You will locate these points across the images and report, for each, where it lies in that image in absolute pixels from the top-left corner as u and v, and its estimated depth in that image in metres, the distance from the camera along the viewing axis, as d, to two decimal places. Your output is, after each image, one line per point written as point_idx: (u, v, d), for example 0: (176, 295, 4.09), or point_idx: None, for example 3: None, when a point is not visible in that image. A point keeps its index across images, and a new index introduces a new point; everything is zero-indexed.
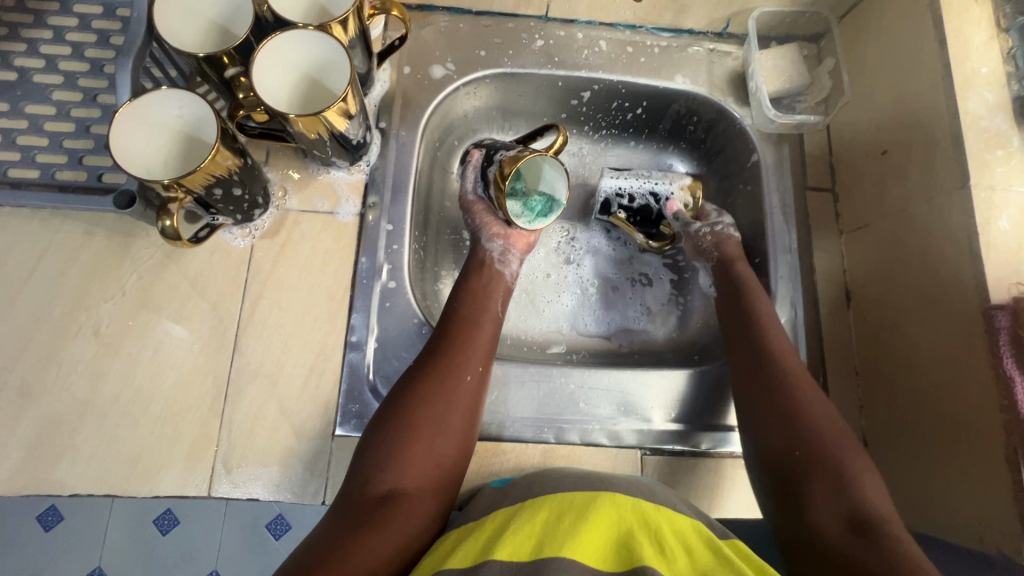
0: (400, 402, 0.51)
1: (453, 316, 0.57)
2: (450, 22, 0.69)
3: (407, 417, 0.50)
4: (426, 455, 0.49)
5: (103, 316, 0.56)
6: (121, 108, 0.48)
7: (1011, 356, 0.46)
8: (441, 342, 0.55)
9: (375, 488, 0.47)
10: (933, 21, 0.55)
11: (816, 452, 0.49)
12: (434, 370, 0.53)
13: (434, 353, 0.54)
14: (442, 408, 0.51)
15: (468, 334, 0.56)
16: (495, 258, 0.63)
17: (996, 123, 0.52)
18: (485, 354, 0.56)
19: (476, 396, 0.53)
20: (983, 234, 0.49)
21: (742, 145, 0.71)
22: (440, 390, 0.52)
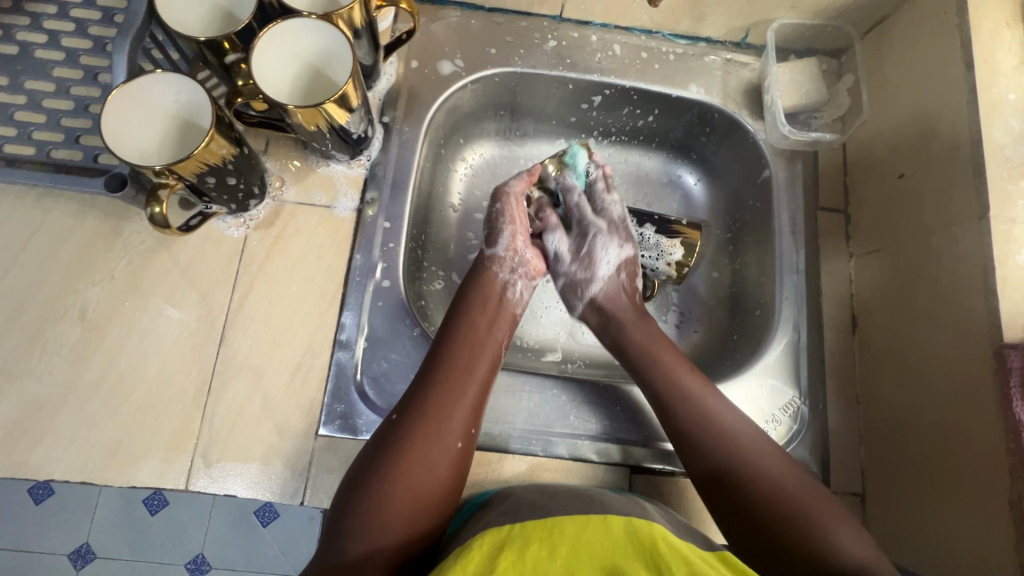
0: (377, 455, 0.46)
1: (441, 361, 0.52)
2: (461, 18, 0.68)
3: (385, 477, 0.44)
4: (403, 512, 0.44)
5: (91, 300, 0.55)
6: (113, 93, 0.47)
7: (1020, 398, 0.44)
8: (424, 391, 0.49)
9: (348, 554, 0.42)
10: (961, 43, 0.53)
11: (784, 502, 0.46)
12: (415, 425, 0.47)
13: (417, 403, 0.49)
14: (423, 471, 0.45)
15: (457, 382, 0.50)
16: (507, 262, 0.60)
17: (1021, 152, 0.49)
18: (473, 408, 0.50)
19: (461, 457, 0.48)
20: (1000, 268, 0.47)
21: (754, 160, 0.69)
22: (420, 450, 0.46)
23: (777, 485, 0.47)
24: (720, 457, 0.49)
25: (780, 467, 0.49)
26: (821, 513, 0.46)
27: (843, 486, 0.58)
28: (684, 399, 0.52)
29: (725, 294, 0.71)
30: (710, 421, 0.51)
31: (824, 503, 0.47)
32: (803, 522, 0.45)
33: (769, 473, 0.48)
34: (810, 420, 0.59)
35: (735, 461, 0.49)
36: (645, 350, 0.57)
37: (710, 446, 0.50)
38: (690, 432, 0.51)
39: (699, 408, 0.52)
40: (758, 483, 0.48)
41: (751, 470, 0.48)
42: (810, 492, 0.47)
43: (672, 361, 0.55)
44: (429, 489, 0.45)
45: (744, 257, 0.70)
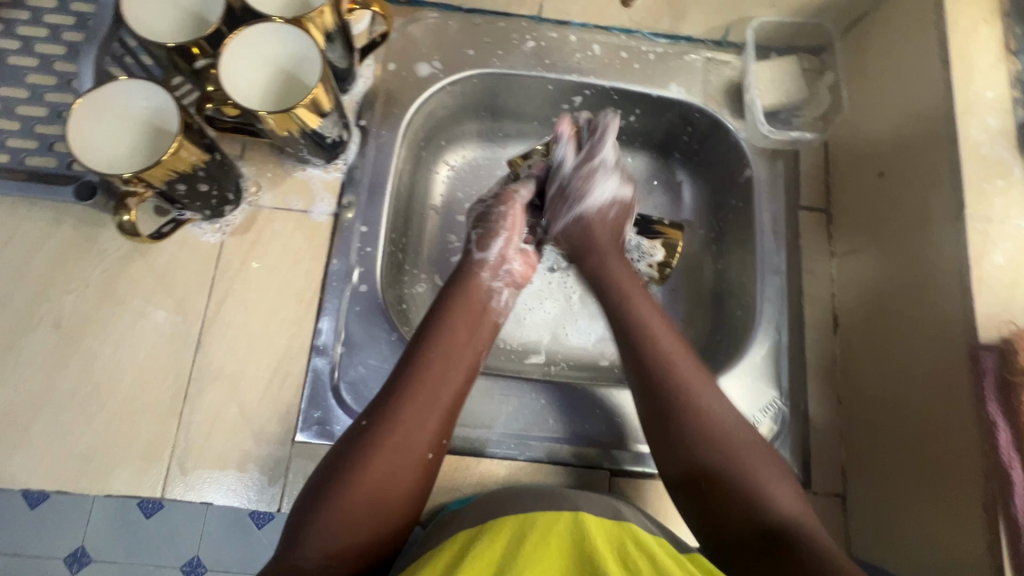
0: (343, 463, 0.45)
1: (416, 366, 0.50)
2: (439, 19, 0.67)
3: (349, 484, 0.44)
4: (363, 520, 0.43)
5: (66, 308, 0.55)
6: (76, 105, 0.46)
7: (995, 400, 0.44)
8: (396, 397, 0.48)
9: (304, 560, 0.41)
10: (938, 40, 0.53)
11: (717, 459, 0.46)
12: (384, 433, 0.46)
13: (389, 410, 0.47)
14: (388, 480, 0.45)
15: (431, 390, 0.49)
16: (491, 266, 0.60)
17: (997, 150, 0.49)
18: (445, 417, 0.49)
19: (428, 468, 0.47)
20: (975, 267, 0.47)
21: (735, 159, 0.68)
22: (387, 459, 0.45)
23: (719, 434, 0.47)
24: (686, 420, 0.48)
25: (736, 431, 0.48)
26: (767, 477, 0.46)
27: (823, 487, 0.58)
28: (665, 363, 0.51)
29: (708, 295, 0.71)
30: (686, 394, 0.49)
31: (780, 478, 0.46)
32: (746, 488, 0.45)
33: (724, 434, 0.47)
34: (790, 421, 0.59)
35: (697, 422, 0.48)
36: (629, 311, 0.55)
37: (675, 392, 0.49)
38: (664, 391, 0.50)
39: (678, 379, 0.50)
40: (722, 444, 0.47)
41: (702, 425, 0.48)
42: (764, 463, 0.47)
43: (660, 331, 0.53)
44: (392, 500, 0.45)
45: (727, 257, 0.70)
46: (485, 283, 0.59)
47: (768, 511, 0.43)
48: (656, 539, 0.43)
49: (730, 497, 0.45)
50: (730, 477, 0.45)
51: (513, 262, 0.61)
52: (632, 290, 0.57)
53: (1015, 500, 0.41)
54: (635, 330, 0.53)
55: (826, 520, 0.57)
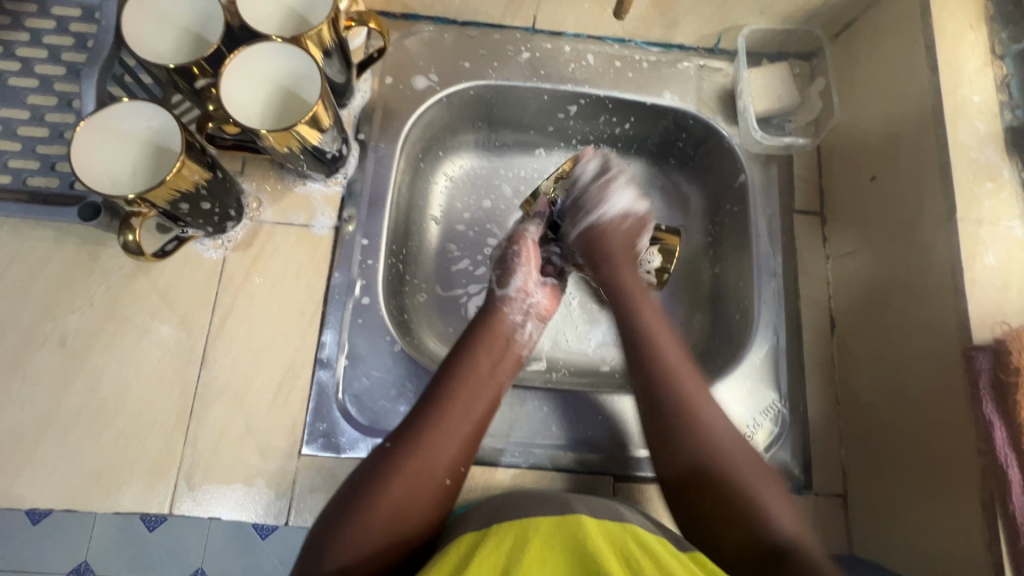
0: (367, 479, 0.47)
1: (440, 392, 0.52)
2: (434, 32, 0.68)
3: (371, 500, 0.45)
4: (381, 536, 0.44)
5: (71, 327, 0.55)
6: (76, 135, 0.47)
7: (990, 398, 0.44)
8: (421, 421, 0.50)
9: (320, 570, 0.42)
10: (926, 45, 0.54)
11: (726, 484, 0.49)
12: (408, 453, 0.48)
13: (413, 433, 0.49)
14: (408, 499, 0.46)
15: (454, 416, 0.51)
16: (515, 302, 0.61)
17: (985, 154, 0.50)
18: (467, 443, 0.50)
19: (447, 491, 0.48)
20: (968, 270, 0.48)
21: (729, 164, 0.69)
22: (408, 479, 0.47)
23: (731, 462, 0.50)
24: (689, 440, 0.50)
25: (739, 455, 0.50)
26: (767, 496, 0.48)
27: (825, 487, 0.58)
28: (679, 393, 0.52)
29: (706, 299, 0.72)
30: (692, 423, 0.51)
31: (785, 504, 0.48)
32: (749, 505, 0.47)
33: (734, 460, 0.50)
34: (790, 423, 0.60)
35: (708, 443, 0.50)
36: (646, 338, 0.56)
37: (689, 425, 0.51)
38: (672, 421, 0.51)
39: (692, 412, 0.51)
40: (726, 470, 0.49)
41: (726, 465, 0.49)
42: (765, 485, 0.49)
43: (675, 362, 0.55)
44: (410, 519, 0.46)
45: (724, 261, 0.71)
46: (509, 320, 0.59)
47: (769, 534, 0.46)
48: (660, 541, 0.44)
49: (733, 515, 0.47)
50: (740, 498, 0.48)
51: (536, 296, 0.62)
52: (644, 315, 0.59)
53: (1012, 497, 0.42)
54: (658, 363, 0.54)
55: (828, 520, 0.57)
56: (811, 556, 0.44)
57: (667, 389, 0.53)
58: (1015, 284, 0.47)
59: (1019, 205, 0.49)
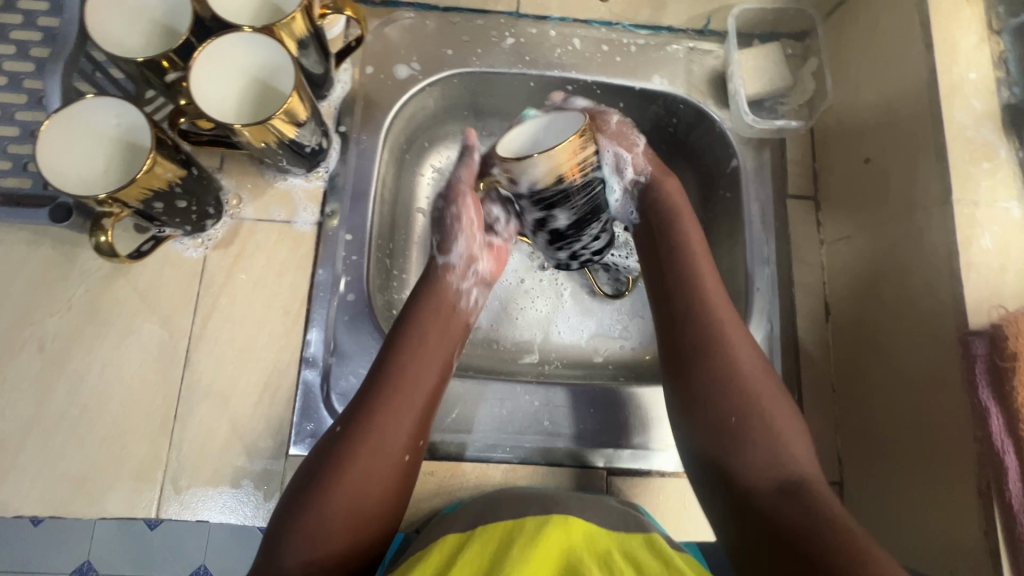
0: (317, 473, 0.44)
1: (388, 370, 0.49)
2: (415, 19, 0.66)
3: (326, 493, 0.43)
4: (343, 529, 0.43)
5: (50, 331, 0.54)
6: (38, 165, 0.45)
7: (986, 385, 0.43)
8: (369, 402, 0.47)
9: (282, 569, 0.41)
10: (921, 22, 0.52)
11: (745, 417, 0.45)
12: (358, 439, 0.45)
13: (361, 415, 0.46)
14: (365, 486, 0.44)
15: (405, 395, 0.48)
16: (457, 267, 0.56)
17: (982, 133, 0.49)
18: (420, 418, 0.48)
19: (406, 469, 0.47)
20: (964, 253, 0.46)
21: (721, 149, 0.68)
22: (365, 466, 0.44)
23: (742, 376, 0.47)
24: (706, 364, 0.48)
25: (760, 384, 0.47)
26: (784, 426, 0.45)
27: None
28: (708, 324, 0.49)
29: None
30: (712, 330, 0.49)
31: (806, 446, 0.45)
32: (768, 436, 0.45)
33: (757, 391, 0.46)
34: None
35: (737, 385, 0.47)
36: (683, 267, 0.52)
37: (705, 356, 0.48)
38: (694, 327, 0.49)
39: (717, 334, 0.48)
40: (751, 399, 0.46)
41: (737, 378, 0.47)
42: (784, 416, 0.46)
43: (709, 283, 0.51)
44: (371, 505, 0.44)
45: (717, 248, 0.69)
46: (454, 286, 0.55)
47: (790, 468, 0.43)
48: (642, 541, 0.44)
49: (746, 454, 0.44)
50: (748, 424, 0.45)
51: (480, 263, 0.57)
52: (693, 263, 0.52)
53: (1009, 486, 0.41)
54: (693, 285, 0.51)
55: None
56: (826, 494, 0.41)
57: (694, 328, 0.49)
58: (1013, 267, 0.46)
59: (1017, 185, 0.48)
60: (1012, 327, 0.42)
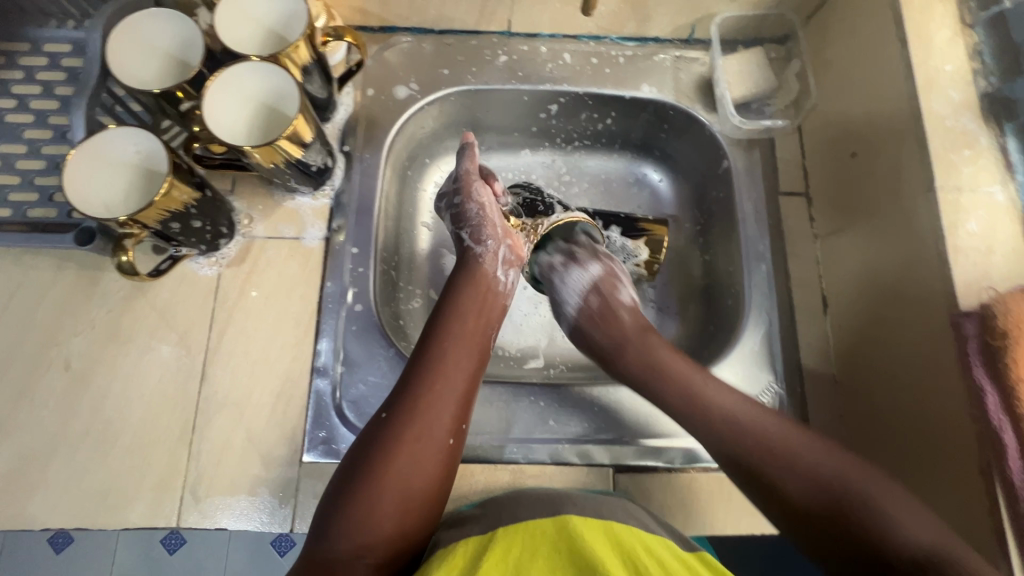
0: (365, 454, 0.46)
1: (428, 359, 0.51)
2: (413, 42, 0.69)
3: (375, 476, 0.45)
4: (393, 510, 0.44)
5: (75, 350, 0.57)
6: (76, 201, 0.49)
7: (980, 364, 0.44)
8: (412, 388, 0.49)
9: (336, 552, 0.42)
10: (895, 20, 0.54)
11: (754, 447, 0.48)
12: (404, 423, 0.47)
13: (407, 401, 0.48)
14: (415, 470, 0.46)
15: (446, 379, 0.50)
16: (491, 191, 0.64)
17: (962, 121, 0.50)
18: (462, 403, 0.50)
19: (449, 453, 0.48)
20: (950, 237, 0.48)
21: (712, 152, 0.70)
22: (411, 448, 0.46)
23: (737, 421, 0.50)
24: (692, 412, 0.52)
25: (776, 429, 0.48)
26: (806, 463, 0.46)
27: None
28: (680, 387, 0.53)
29: (698, 286, 0.72)
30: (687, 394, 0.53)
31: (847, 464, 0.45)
32: (789, 466, 0.46)
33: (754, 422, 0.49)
34: (786, 405, 0.60)
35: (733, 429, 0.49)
36: (642, 350, 0.57)
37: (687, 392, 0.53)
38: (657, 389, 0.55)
39: (696, 403, 0.52)
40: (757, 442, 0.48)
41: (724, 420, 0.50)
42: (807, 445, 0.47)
43: (666, 358, 0.56)
44: (420, 486, 0.46)
45: (714, 248, 0.71)
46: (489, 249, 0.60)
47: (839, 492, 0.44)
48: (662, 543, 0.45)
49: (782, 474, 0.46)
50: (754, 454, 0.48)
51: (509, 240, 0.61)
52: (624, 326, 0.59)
53: (1008, 463, 0.41)
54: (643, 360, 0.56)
55: None
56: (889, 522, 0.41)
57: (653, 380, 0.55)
58: (999, 250, 0.47)
59: (999, 170, 0.49)
60: (999, 307, 0.42)
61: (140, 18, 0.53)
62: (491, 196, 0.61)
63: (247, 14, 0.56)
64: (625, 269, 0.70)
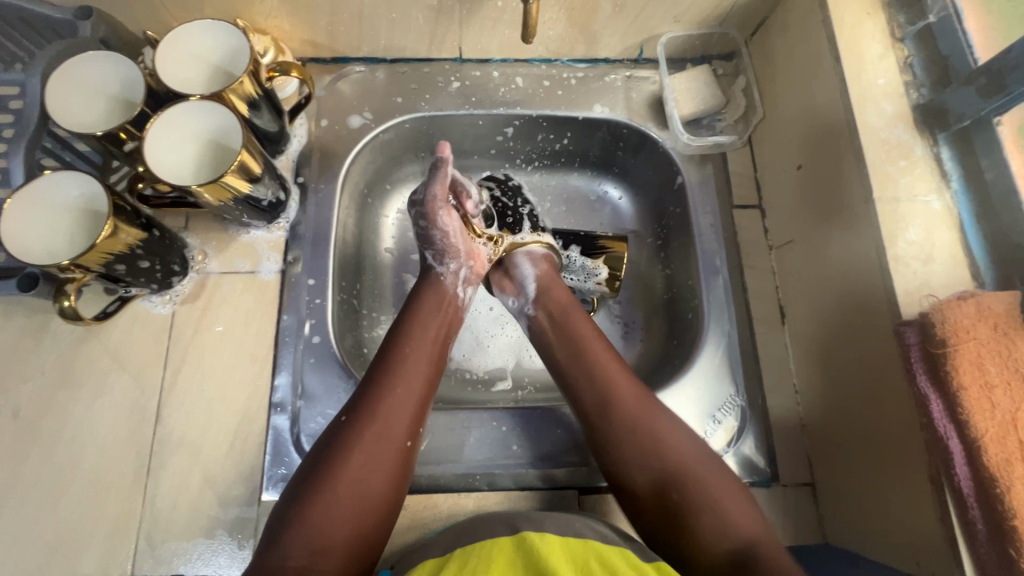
0: (323, 457, 0.46)
1: (388, 362, 0.52)
2: (366, 72, 0.70)
3: (332, 479, 0.45)
4: (349, 515, 0.44)
5: (23, 398, 0.55)
6: (18, 248, 0.48)
7: (923, 373, 0.44)
8: (370, 391, 0.49)
9: (290, 560, 0.41)
10: (827, 37, 0.56)
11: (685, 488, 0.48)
12: (363, 426, 0.47)
13: (365, 405, 0.49)
14: (371, 471, 0.46)
15: (405, 382, 0.50)
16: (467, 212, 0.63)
17: (896, 133, 0.52)
18: (420, 404, 0.51)
19: (407, 455, 0.49)
20: (890, 247, 0.49)
21: (667, 168, 0.71)
22: (368, 450, 0.46)
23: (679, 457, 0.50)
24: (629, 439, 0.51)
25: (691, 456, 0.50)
26: (723, 495, 0.48)
27: (792, 478, 0.59)
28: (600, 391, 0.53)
29: (661, 301, 0.72)
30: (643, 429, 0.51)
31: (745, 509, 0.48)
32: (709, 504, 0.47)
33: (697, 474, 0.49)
34: (749, 416, 0.60)
35: (663, 463, 0.49)
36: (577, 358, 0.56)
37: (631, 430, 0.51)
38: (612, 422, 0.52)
39: (630, 424, 0.51)
40: (674, 469, 0.49)
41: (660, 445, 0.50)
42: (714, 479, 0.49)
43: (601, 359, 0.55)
44: (376, 489, 0.46)
45: (673, 262, 0.71)
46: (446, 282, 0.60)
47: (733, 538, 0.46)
48: (615, 550, 0.45)
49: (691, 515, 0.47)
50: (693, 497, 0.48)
51: (470, 261, 0.62)
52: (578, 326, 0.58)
53: (955, 470, 0.42)
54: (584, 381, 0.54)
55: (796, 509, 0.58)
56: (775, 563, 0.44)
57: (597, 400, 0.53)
58: (938, 257, 0.48)
59: (934, 178, 0.50)
60: (938, 315, 0.43)
61: (83, 61, 0.52)
62: (456, 221, 0.60)
63: (196, 54, 0.56)
64: (587, 289, 0.70)
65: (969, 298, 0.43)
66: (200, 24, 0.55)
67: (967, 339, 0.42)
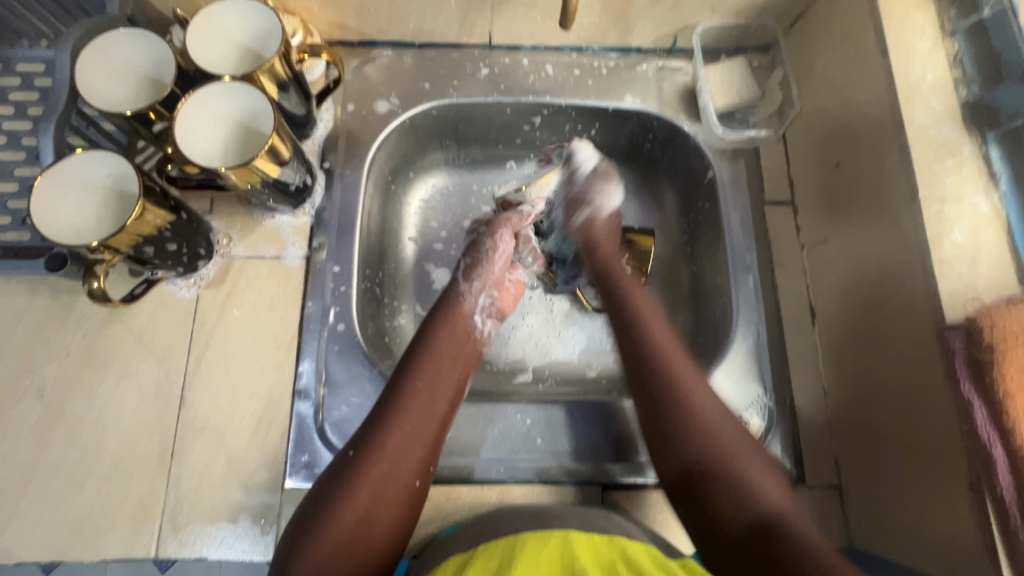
0: (332, 488, 0.46)
1: (402, 396, 0.50)
2: (393, 57, 0.69)
3: (338, 507, 0.44)
4: (355, 549, 0.43)
5: (49, 377, 0.55)
6: (51, 234, 0.48)
7: (967, 378, 0.43)
8: (383, 425, 0.48)
9: None
10: (874, 31, 0.54)
11: (712, 459, 0.47)
12: (371, 463, 0.46)
13: (375, 438, 0.48)
14: (380, 506, 0.45)
15: (418, 418, 0.49)
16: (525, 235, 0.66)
17: (944, 131, 0.50)
18: (433, 443, 0.50)
19: (416, 493, 0.48)
20: (935, 248, 0.47)
21: (697, 162, 0.69)
22: (378, 485, 0.46)
23: (712, 439, 0.48)
24: (670, 397, 0.50)
25: (732, 435, 0.48)
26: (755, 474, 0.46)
27: (817, 480, 0.58)
28: (674, 387, 0.50)
29: (687, 298, 0.71)
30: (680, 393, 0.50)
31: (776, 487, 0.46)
32: (736, 480, 0.46)
33: (723, 436, 0.48)
34: (776, 418, 0.60)
35: (698, 434, 0.48)
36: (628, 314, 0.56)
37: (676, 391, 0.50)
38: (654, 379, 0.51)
39: (686, 398, 0.50)
40: (708, 442, 0.48)
41: (696, 410, 0.49)
42: (750, 458, 0.47)
43: (666, 347, 0.53)
44: (384, 525, 0.45)
45: (701, 258, 0.70)
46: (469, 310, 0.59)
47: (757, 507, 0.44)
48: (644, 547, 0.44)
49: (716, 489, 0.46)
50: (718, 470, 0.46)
51: (495, 287, 0.62)
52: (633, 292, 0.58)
53: (998, 480, 0.41)
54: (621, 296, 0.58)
55: (822, 512, 0.57)
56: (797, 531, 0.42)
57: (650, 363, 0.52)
58: (985, 260, 0.46)
59: (982, 179, 0.49)
60: (985, 319, 0.42)
61: (115, 36, 0.52)
62: (511, 243, 0.64)
63: (221, 32, 0.55)
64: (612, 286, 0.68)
65: (1018, 303, 0.42)
66: (231, 3, 0.54)
67: (1015, 345, 0.40)
